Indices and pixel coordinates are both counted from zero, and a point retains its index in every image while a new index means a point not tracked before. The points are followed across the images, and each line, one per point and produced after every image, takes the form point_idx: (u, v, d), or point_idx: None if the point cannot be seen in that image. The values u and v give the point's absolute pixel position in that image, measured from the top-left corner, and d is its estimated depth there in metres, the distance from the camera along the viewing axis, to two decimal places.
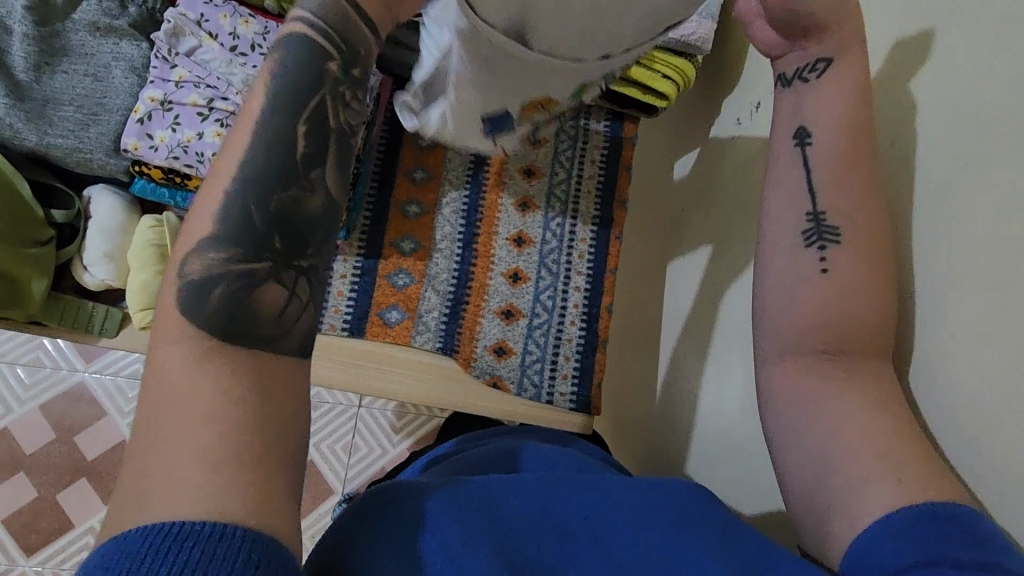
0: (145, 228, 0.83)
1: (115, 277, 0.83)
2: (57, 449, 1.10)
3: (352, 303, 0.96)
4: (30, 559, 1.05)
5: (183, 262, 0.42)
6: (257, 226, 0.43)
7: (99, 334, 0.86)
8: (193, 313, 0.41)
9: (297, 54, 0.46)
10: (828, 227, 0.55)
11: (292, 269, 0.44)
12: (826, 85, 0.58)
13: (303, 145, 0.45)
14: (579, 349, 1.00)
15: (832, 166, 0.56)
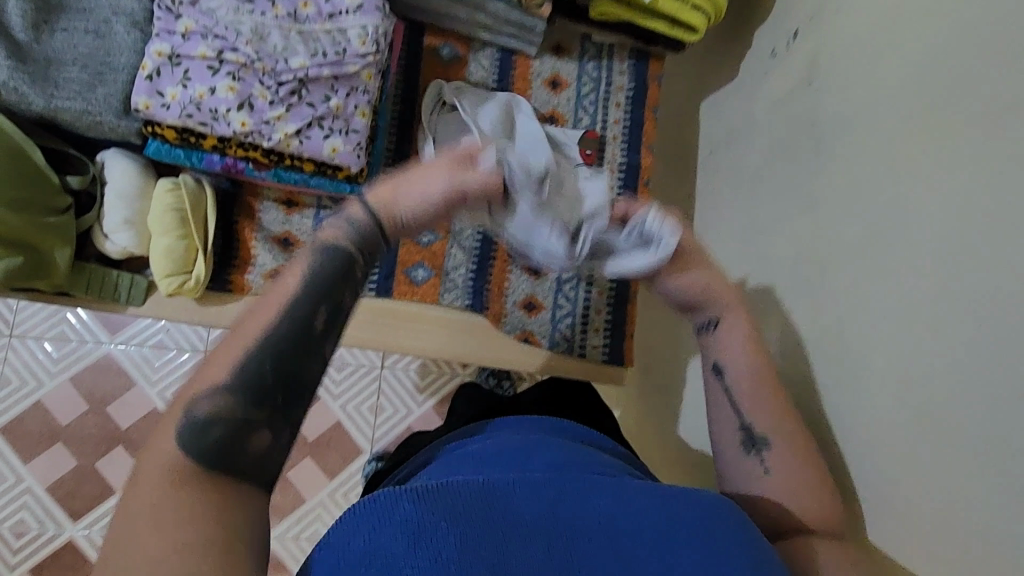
0: (162, 192, 0.81)
1: (137, 244, 0.82)
2: (89, 419, 1.06)
3: (377, 264, 0.94)
4: (75, 523, 1.03)
5: (190, 401, 0.43)
6: (262, 387, 0.45)
7: (126, 302, 0.85)
8: (192, 448, 0.42)
9: (334, 262, 0.50)
10: (758, 436, 0.59)
11: (286, 421, 0.45)
12: (726, 335, 0.63)
13: (321, 319, 0.48)
14: (610, 300, 0.99)
15: (755, 385, 0.61)
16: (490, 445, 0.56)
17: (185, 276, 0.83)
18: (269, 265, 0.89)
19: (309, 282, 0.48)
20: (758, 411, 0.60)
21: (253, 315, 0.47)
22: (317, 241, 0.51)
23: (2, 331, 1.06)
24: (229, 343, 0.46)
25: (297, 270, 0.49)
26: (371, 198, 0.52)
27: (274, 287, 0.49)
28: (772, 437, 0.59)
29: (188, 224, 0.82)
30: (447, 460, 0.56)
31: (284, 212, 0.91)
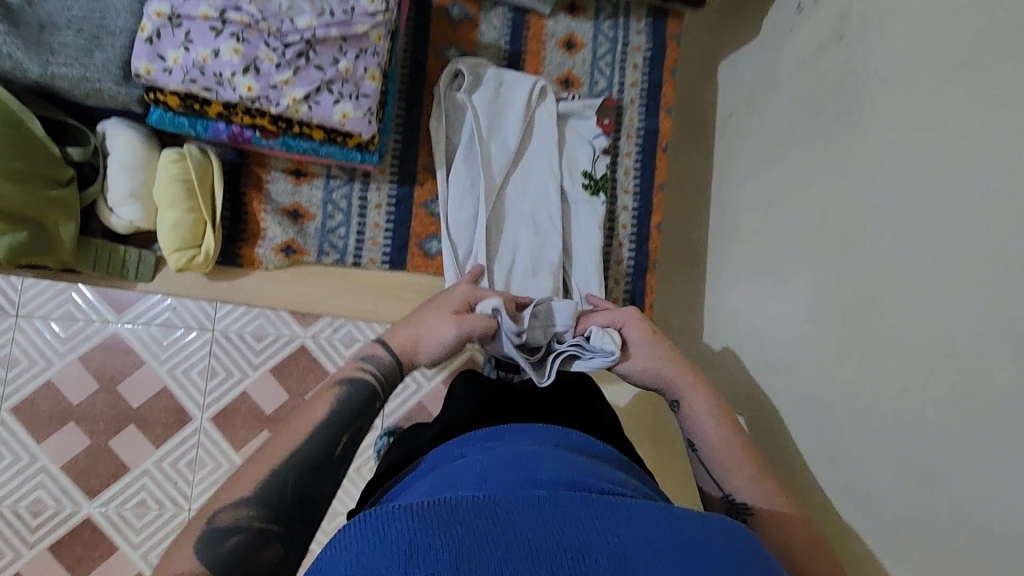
0: (168, 163, 0.78)
1: (144, 218, 0.80)
2: (100, 398, 1.10)
3: (389, 236, 0.91)
4: (91, 501, 1.08)
5: (215, 512, 0.56)
6: (280, 503, 0.57)
7: (135, 278, 0.84)
8: (208, 555, 0.53)
9: (358, 392, 0.67)
10: (742, 507, 0.68)
11: (297, 534, 0.57)
12: (690, 409, 0.74)
13: (342, 445, 0.63)
14: (630, 270, 0.96)
15: (725, 450, 0.71)
16: (497, 454, 0.54)
17: (194, 250, 0.81)
18: (279, 238, 0.87)
19: (330, 417, 0.64)
20: (738, 481, 0.69)
21: (282, 440, 0.62)
22: (346, 375, 0.69)
23: (9, 311, 1.09)
24: (266, 456, 0.60)
25: (324, 402, 0.65)
26: (397, 347, 0.72)
27: (304, 418, 0.64)
28: (758, 506, 0.67)
29: (195, 196, 0.79)
30: (450, 470, 0.54)
31: (294, 182, 0.87)
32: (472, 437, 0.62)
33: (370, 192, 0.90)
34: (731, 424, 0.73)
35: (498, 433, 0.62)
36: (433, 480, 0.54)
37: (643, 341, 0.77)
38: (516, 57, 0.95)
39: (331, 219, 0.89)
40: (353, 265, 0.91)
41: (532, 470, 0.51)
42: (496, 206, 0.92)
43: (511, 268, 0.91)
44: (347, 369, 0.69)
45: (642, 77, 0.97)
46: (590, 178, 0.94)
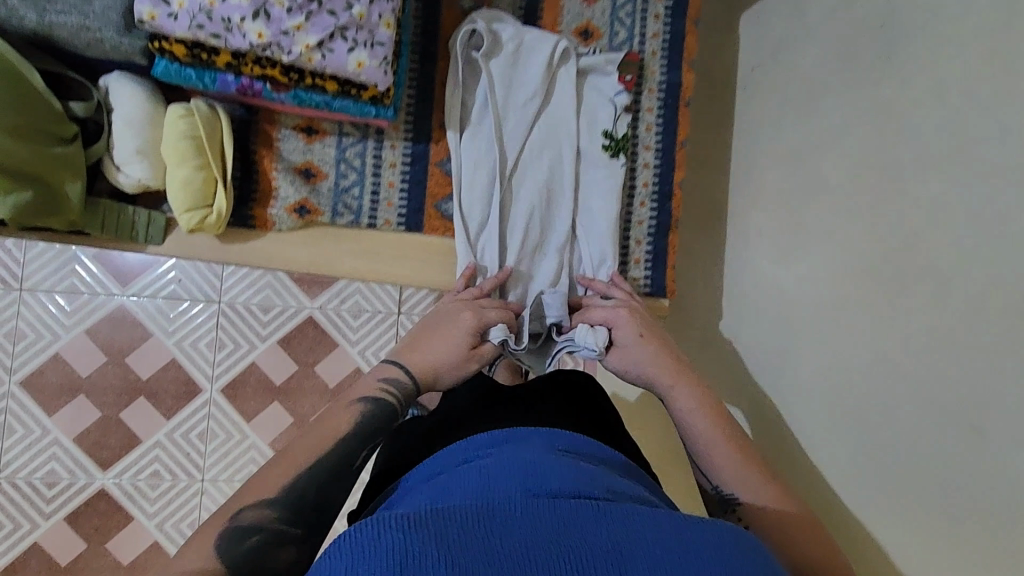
0: (175, 118, 0.75)
1: (152, 175, 0.77)
2: (112, 368, 1.16)
3: (405, 196, 0.87)
4: (106, 473, 1.15)
5: (237, 510, 0.57)
6: (298, 506, 0.59)
7: (145, 241, 0.81)
8: (223, 555, 0.55)
9: (379, 410, 0.68)
10: (730, 497, 0.70)
11: (311, 539, 0.59)
12: (678, 398, 0.77)
13: (361, 458, 0.65)
14: (651, 230, 0.94)
15: (714, 439, 0.74)
16: (503, 461, 0.55)
17: (206, 210, 0.78)
18: (292, 198, 0.84)
19: (352, 431, 0.65)
20: (722, 474, 0.71)
21: (303, 445, 0.63)
22: (367, 393, 0.70)
23: (8, 287, 1.12)
24: (289, 458, 0.62)
25: (348, 412, 0.67)
26: (415, 371, 0.74)
27: (327, 428, 0.65)
28: (744, 498, 0.69)
29: (205, 152, 0.76)
30: (454, 473, 0.56)
31: (305, 140, 0.84)
32: (475, 441, 0.62)
33: (384, 149, 0.87)
34: (720, 423, 0.75)
35: (503, 436, 0.62)
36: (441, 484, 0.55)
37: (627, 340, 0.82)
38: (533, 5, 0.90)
39: (344, 178, 0.86)
40: (369, 226, 0.88)
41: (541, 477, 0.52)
42: (511, 172, 0.89)
43: (527, 236, 0.89)
44: (367, 387, 0.70)
45: (665, 28, 0.93)
46: (611, 139, 0.90)
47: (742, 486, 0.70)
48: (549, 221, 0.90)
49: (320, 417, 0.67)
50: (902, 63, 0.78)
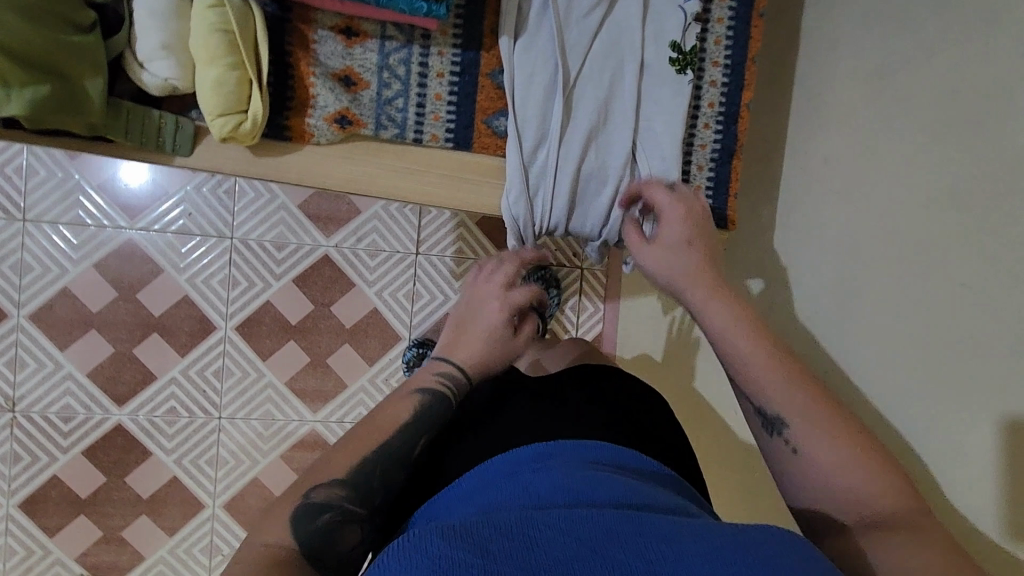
0: (204, 9, 0.67)
1: (181, 75, 0.69)
2: (122, 303, 1.41)
3: (453, 111, 0.80)
4: (123, 409, 1.42)
5: (311, 489, 0.66)
6: (366, 490, 0.68)
7: (173, 151, 0.74)
8: (300, 532, 0.62)
9: (436, 404, 0.79)
10: (776, 419, 0.70)
11: (372, 522, 0.68)
12: (710, 306, 0.78)
13: (418, 449, 0.75)
14: (714, 155, 0.87)
15: (753, 353, 0.73)
16: (547, 478, 0.62)
17: (240, 117, 0.71)
18: (331, 106, 0.76)
19: (413, 420, 0.76)
20: (766, 390, 0.71)
21: (372, 430, 0.73)
22: (423, 385, 0.80)
23: (19, 215, 1.36)
24: (355, 445, 0.71)
25: (406, 406, 0.77)
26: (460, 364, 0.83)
27: (389, 420, 0.75)
28: (788, 417, 0.69)
29: (238, 50, 0.68)
30: (503, 486, 0.63)
31: (345, 44, 0.76)
32: (522, 454, 0.68)
33: (431, 57, 0.79)
34: (758, 340, 0.74)
35: (547, 452, 0.68)
36: (491, 494, 0.62)
37: (673, 243, 0.81)
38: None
39: (387, 88, 0.78)
40: (414, 143, 0.81)
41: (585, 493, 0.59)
42: (571, 87, 0.80)
43: (585, 162, 0.82)
44: (423, 380, 0.81)
45: None
46: (679, 52, 0.81)
47: (789, 406, 0.70)
48: (608, 144, 0.82)
49: (381, 409, 0.76)
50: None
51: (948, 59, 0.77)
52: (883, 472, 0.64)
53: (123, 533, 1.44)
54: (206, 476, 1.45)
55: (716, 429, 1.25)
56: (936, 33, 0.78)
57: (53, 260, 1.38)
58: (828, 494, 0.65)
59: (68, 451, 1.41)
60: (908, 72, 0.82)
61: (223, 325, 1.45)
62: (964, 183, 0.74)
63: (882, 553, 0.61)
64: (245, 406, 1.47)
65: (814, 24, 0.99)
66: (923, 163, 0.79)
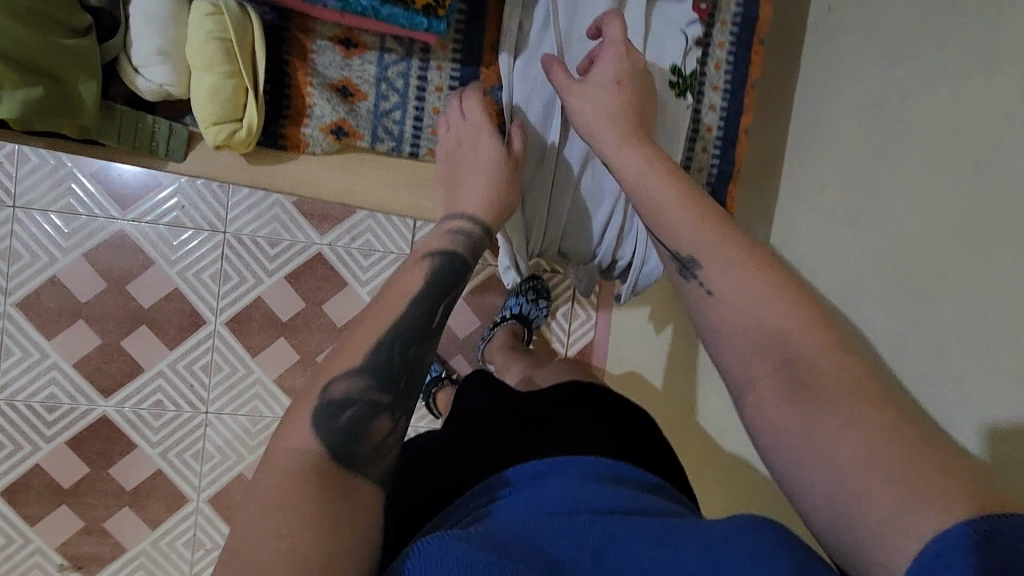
0: (201, 17, 0.66)
1: (175, 82, 0.68)
2: (111, 296, 1.40)
3: None
4: (109, 400, 1.41)
5: (327, 383, 0.56)
6: (389, 371, 0.59)
7: (166, 156, 0.73)
8: (325, 433, 0.53)
9: (452, 259, 0.68)
10: (691, 262, 0.60)
11: (402, 406, 0.59)
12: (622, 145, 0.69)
13: (439, 316, 0.64)
14: (711, 178, 0.87)
15: (674, 195, 0.63)
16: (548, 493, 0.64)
17: (235, 125, 0.70)
18: (328, 117, 0.76)
19: (427, 287, 0.64)
20: (680, 232, 0.61)
21: (377, 310, 0.62)
22: (433, 247, 0.68)
23: (10, 202, 1.34)
24: (362, 333, 0.60)
25: (416, 274, 0.65)
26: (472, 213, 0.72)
27: (393, 292, 0.64)
28: (703, 257, 0.59)
29: (235, 58, 0.68)
30: (504, 505, 0.65)
31: (343, 55, 0.76)
32: (521, 474, 0.71)
33: (430, 71, 0.79)
34: (679, 194, 0.64)
35: (545, 469, 0.71)
36: (493, 512, 0.64)
37: (602, 88, 0.72)
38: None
39: (385, 100, 0.78)
40: (410, 156, 0.80)
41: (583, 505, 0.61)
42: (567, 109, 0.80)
43: (579, 185, 0.82)
44: (433, 240, 0.69)
45: None
46: (678, 76, 0.81)
47: (710, 247, 0.59)
48: None
49: (383, 289, 0.65)
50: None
51: (948, 95, 0.76)
52: (813, 322, 0.52)
53: (104, 524, 1.43)
54: (190, 470, 1.45)
55: (703, 443, 1.26)
56: (936, 68, 0.78)
57: (43, 249, 1.36)
58: (744, 342, 0.54)
59: (52, 441, 1.40)
60: (906, 106, 0.82)
61: (213, 321, 1.44)
62: (957, 218, 0.74)
63: (806, 438, 0.48)
64: (233, 401, 1.46)
65: (816, 51, 0.99)
66: (917, 195, 0.79)
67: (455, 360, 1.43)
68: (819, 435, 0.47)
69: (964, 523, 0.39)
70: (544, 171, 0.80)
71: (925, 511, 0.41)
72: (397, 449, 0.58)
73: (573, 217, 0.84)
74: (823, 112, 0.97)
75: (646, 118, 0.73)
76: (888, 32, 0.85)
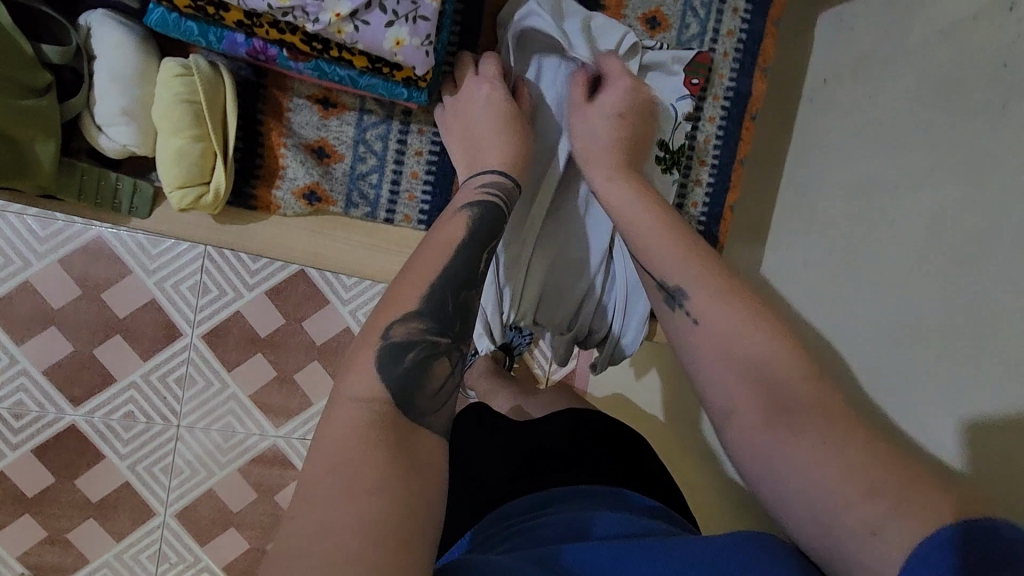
0: (170, 77, 0.64)
1: (141, 142, 0.65)
2: (84, 304, 1.31)
3: (428, 191, 0.77)
4: (78, 409, 1.35)
5: (388, 327, 0.59)
6: (443, 313, 0.61)
7: (129, 213, 0.71)
8: (390, 374, 0.56)
9: (492, 211, 0.68)
10: (679, 292, 0.65)
11: (457, 349, 0.62)
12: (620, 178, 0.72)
13: (483, 265, 0.66)
14: None
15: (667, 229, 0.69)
16: (556, 520, 0.68)
17: (202, 188, 0.67)
18: (302, 180, 0.73)
19: (469, 236, 0.65)
20: (667, 265, 0.67)
21: (423, 262, 0.63)
22: (470, 200, 0.68)
23: None
24: (414, 278, 0.61)
25: (461, 222, 0.67)
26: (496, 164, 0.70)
27: (445, 240, 0.65)
28: (690, 289, 0.64)
29: (204, 120, 0.65)
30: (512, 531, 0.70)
31: (321, 114, 0.73)
32: (519, 508, 0.77)
33: (411, 134, 0.76)
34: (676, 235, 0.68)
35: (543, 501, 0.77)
36: (506, 542, 0.68)
37: (603, 116, 0.74)
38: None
39: (362, 163, 0.76)
40: (385, 222, 0.78)
41: (588, 530, 0.65)
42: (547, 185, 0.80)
43: (557, 253, 0.81)
44: (469, 194, 0.69)
45: (740, 32, 0.84)
46: (665, 152, 0.80)
47: (696, 280, 0.65)
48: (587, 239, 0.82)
49: (430, 241, 0.67)
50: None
51: (935, 190, 0.71)
52: (784, 358, 0.58)
53: (69, 534, 1.38)
54: (158, 484, 1.39)
55: None
56: (926, 158, 0.73)
57: (15, 251, 1.28)
58: (721, 373, 0.60)
59: (17, 449, 1.34)
60: (893, 195, 0.77)
61: (189, 332, 1.36)
62: (938, 320, 0.69)
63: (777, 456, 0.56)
64: (205, 417, 1.39)
65: (809, 123, 0.94)
66: (895, 290, 0.75)
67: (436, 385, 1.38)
68: (802, 465, 0.54)
69: (951, 529, 0.45)
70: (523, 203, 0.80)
71: (905, 520, 0.48)
72: (454, 393, 0.61)
73: (553, 284, 0.83)
74: (809, 185, 0.92)
75: (625, 150, 0.74)
76: (883, 112, 0.80)
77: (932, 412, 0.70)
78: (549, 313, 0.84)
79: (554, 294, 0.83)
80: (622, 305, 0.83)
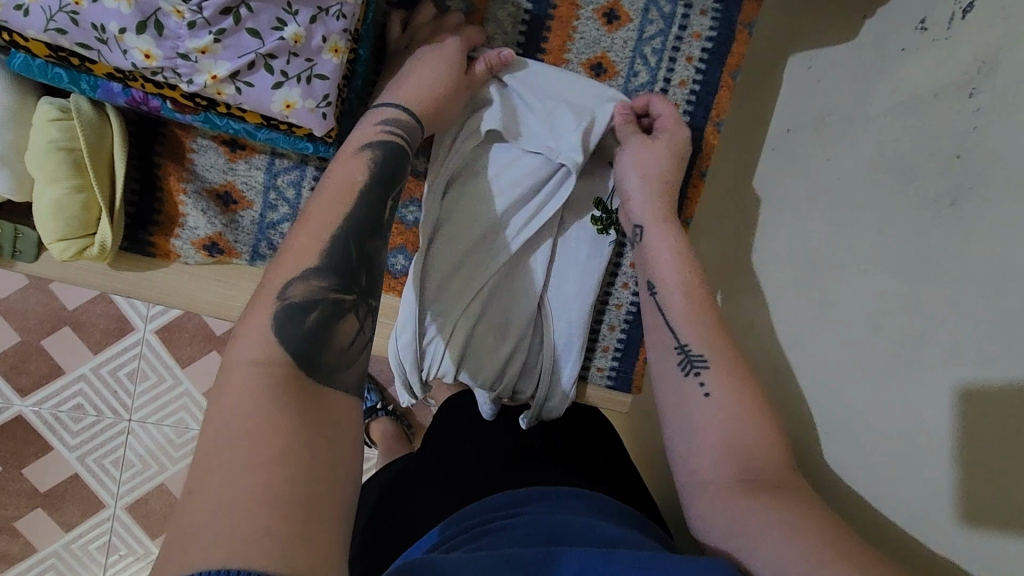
0: (46, 121, 0.64)
1: (14, 192, 0.67)
2: (32, 294, 1.24)
3: None
4: (25, 400, 1.26)
5: (284, 288, 0.54)
6: (352, 265, 0.58)
7: (14, 257, 0.74)
8: (291, 338, 0.52)
9: (394, 148, 0.66)
10: (696, 357, 0.68)
11: (366, 303, 0.58)
12: (653, 241, 0.77)
13: (389, 211, 0.63)
14: (627, 318, 0.92)
15: (685, 311, 0.71)
16: (527, 521, 0.61)
17: (87, 241, 0.70)
18: (203, 232, 0.78)
19: (372, 177, 0.63)
20: (685, 328, 0.70)
21: (322, 209, 0.59)
22: (372, 138, 0.65)
23: None
24: (311, 233, 0.57)
25: (360, 157, 0.63)
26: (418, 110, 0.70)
27: (343, 184, 0.61)
28: (708, 357, 0.68)
29: (83, 168, 0.66)
30: (477, 538, 0.60)
31: (227, 158, 0.76)
32: (492, 502, 0.67)
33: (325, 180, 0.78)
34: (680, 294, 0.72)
35: (520, 499, 0.67)
36: (466, 543, 0.60)
37: (664, 149, 0.80)
38: (534, 37, 0.89)
39: (273, 210, 0.79)
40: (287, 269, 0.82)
41: (558, 536, 0.58)
42: (485, 244, 0.81)
43: (482, 312, 0.81)
44: (368, 133, 0.66)
45: (691, 89, 0.94)
46: (602, 213, 0.84)
47: (709, 347, 0.68)
48: (514, 301, 0.83)
49: (316, 190, 0.62)
50: (975, 198, 0.56)
51: (882, 268, 0.65)
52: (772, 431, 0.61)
53: (15, 523, 1.29)
54: (108, 476, 1.29)
55: None
56: (880, 221, 0.66)
57: None
58: (720, 437, 0.63)
59: None
60: (849, 250, 0.70)
61: (141, 327, 1.27)
62: (877, 402, 0.63)
63: (754, 511, 0.57)
64: (158, 410, 1.29)
65: (772, 165, 0.86)
66: (842, 364, 0.68)
67: (394, 385, 1.31)
68: (772, 530, 0.54)
69: None
70: (471, 266, 0.81)
71: None
72: (369, 351, 0.57)
73: (483, 330, 0.81)
74: (760, 240, 0.86)
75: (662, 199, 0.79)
76: (839, 179, 0.73)
77: (877, 498, 0.63)
78: (489, 360, 0.81)
79: (483, 347, 0.82)
80: (550, 369, 0.85)
